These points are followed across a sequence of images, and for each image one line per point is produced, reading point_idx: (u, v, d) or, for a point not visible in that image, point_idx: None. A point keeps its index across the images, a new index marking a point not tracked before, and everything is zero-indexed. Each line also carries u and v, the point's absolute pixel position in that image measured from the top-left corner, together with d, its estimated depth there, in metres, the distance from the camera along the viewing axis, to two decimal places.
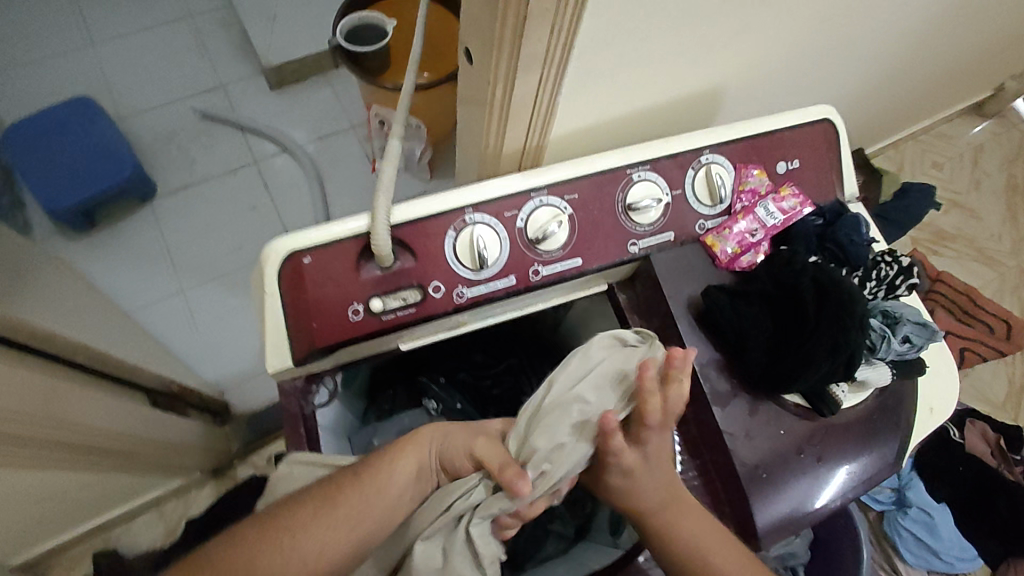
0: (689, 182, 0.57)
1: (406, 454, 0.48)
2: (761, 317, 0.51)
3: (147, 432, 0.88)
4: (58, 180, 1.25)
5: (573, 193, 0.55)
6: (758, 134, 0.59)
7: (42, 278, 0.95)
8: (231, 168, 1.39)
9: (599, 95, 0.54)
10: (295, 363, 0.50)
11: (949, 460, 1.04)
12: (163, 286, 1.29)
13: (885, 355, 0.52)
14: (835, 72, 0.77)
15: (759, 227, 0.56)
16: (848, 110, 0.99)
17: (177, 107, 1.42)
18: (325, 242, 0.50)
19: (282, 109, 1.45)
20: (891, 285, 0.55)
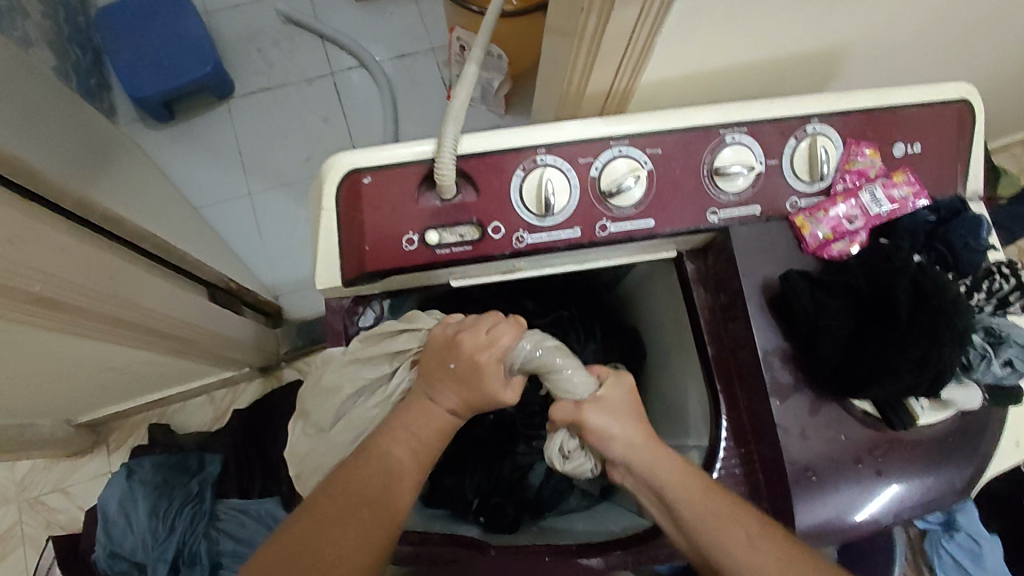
0: (788, 152, 0.51)
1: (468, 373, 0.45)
2: (844, 313, 0.46)
3: (206, 326, 0.91)
4: (142, 68, 1.27)
5: (656, 148, 0.50)
6: (879, 108, 0.52)
7: (121, 163, 0.98)
8: (307, 76, 1.38)
9: (703, 40, 0.48)
10: (343, 284, 0.50)
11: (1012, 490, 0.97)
12: (233, 186, 1.32)
13: (980, 377, 0.46)
14: (983, 47, 0.67)
15: (859, 214, 0.50)
16: (985, 93, 0.87)
17: (262, 7, 1.41)
18: (388, 164, 0.48)
19: (364, 21, 1.41)
20: (1002, 301, 0.48)
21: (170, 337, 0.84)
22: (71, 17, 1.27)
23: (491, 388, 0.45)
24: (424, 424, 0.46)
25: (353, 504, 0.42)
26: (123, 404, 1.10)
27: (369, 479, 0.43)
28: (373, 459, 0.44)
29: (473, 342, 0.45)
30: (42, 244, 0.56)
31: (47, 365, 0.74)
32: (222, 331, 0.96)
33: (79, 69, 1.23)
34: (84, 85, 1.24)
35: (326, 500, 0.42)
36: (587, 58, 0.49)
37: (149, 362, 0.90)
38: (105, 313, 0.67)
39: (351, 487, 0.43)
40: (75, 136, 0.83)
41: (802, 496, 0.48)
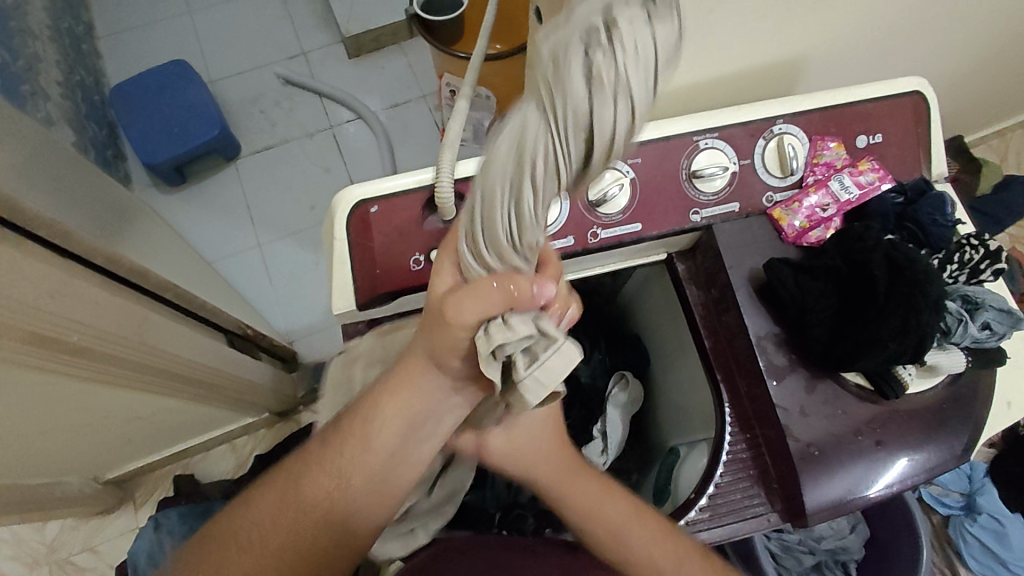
0: (759, 152, 0.55)
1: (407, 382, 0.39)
2: (826, 292, 0.49)
3: (228, 371, 0.95)
4: (154, 137, 1.34)
5: (637, 158, 0.54)
6: (838, 104, 0.56)
7: (138, 223, 1.03)
8: (308, 132, 1.46)
9: None
10: (358, 307, 0.53)
11: None
12: (244, 239, 1.38)
13: (960, 340, 0.49)
14: (934, 44, 0.72)
15: (831, 202, 0.54)
16: (948, 89, 0.92)
17: (263, 72, 1.50)
18: (392, 193, 0.53)
19: (359, 76, 1.50)
20: (974, 270, 0.51)
21: (193, 383, 0.87)
22: (88, 97, 1.36)
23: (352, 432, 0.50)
24: (374, 436, 0.40)
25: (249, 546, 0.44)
26: (148, 457, 1.13)
27: (312, 486, 0.43)
28: (320, 471, 0.43)
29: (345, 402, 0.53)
30: (79, 296, 0.61)
31: (77, 417, 0.77)
32: (242, 375, 1.00)
33: (95, 142, 1.31)
34: (101, 157, 1.32)
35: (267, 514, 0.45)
36: None
37: (174, 410, 0.93)
38: (134, 360, 0.71)
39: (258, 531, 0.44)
40: (98, 201, 0.89)
41: (809, 473, 0.50)
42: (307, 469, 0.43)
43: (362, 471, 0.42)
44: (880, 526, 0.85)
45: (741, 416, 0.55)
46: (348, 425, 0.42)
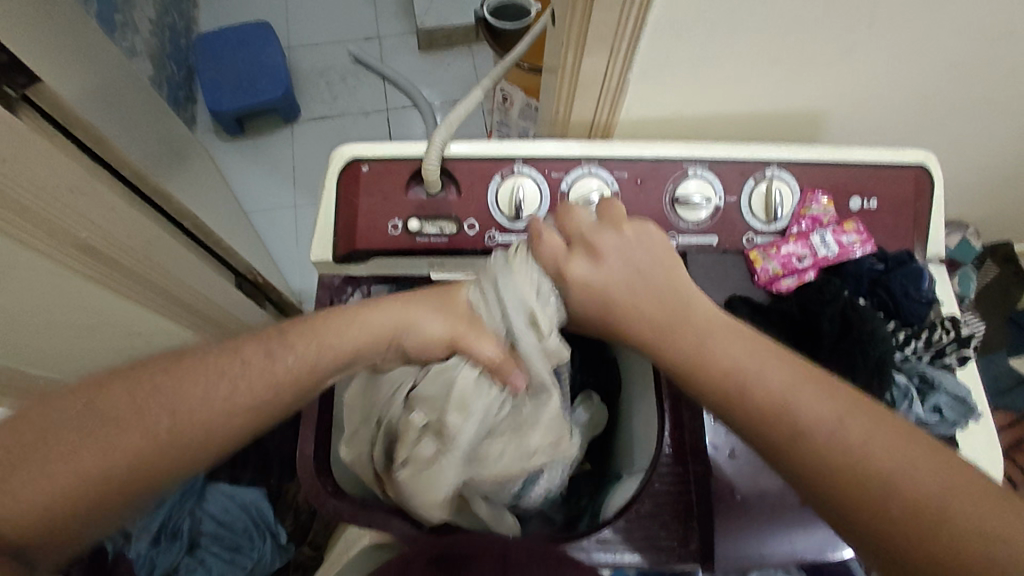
0: (747, 192, 0.56)
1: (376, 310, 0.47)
2: (776, 339, 0.49)
3: (230, 307, 0.99)
4: (223, 86, 1.44)
5: (623, 171, 0.56)
6: (837, 161, 0.56)
7: (189, 159, 1.10)
8: (365, 110, 1.53)
9: (675, 84, 0.55)
10: (333, 259, 0.56)
11: None
12: (282, 197, 1.45)
13: (904, 416, 0.48)
14: (967, 131, 0.71)
15: (809, 254, 0.54)
16: (994, 183, 0.89)
17: (337, 47, 1.59)
18: (385, 157, 0.56)
19: (423, 68, 1.57)
20: (938, 351, 0.50)
21: (197, 313, 0.91)
22: (174, 39, 1.47)
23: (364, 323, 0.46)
24: (343, 340, 0.45)
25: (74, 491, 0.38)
26: None
27: (226, 382, 0.42)
28: (243, 361, 0.43)
29: (368, 326, 0.46)
30: (97, 198, 0.66)
31: None
32: (244, 318, 1.04)
33: (170, 81, 1.41)
34: (172, 95, 1.42)
35: (174, 400, 0.41)
36: (569, 89, 0.56)
37: None
38: (140, 274, 0.75)
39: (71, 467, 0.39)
40: (154, 129, 0.97)
41: (724, 519, 0.53)
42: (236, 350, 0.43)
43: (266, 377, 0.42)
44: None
45: (678, 450, 0.56)
46: (305, 327, 0.45)
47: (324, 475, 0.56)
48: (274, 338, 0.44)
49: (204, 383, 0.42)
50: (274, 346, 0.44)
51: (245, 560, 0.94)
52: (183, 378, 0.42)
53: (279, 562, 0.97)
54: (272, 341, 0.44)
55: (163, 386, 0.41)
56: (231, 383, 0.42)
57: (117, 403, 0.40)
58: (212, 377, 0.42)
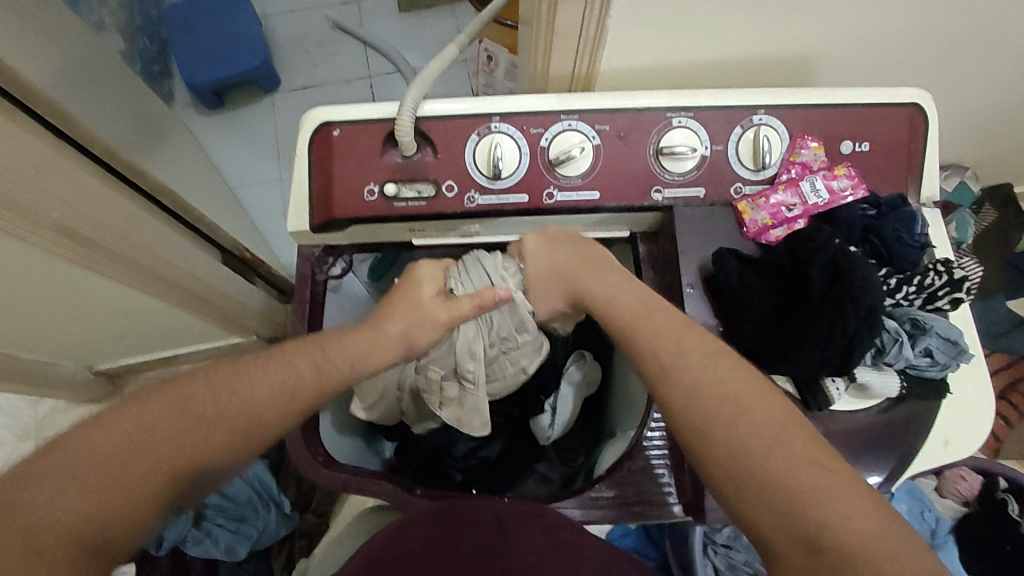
0: (734, 140, 0.54)
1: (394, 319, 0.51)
2: (765, 290, 0.48)
3: (219, 285, 0.98)
4: (198, 59, 1.39)
5: (605, 125, 0.54)
6: (827, 104, 0.54)
7: (168, 135, 1.08)
8: (347, 78, 1.48)
9: (657, 31, 0.52)
10: (310, 229, 0.55)
11: (997, 534, 0.92)
12: (267, 171, 1.42)
13: (894, 361, 0.47)
14: (965, 69, 0.68)
15: (798, 203, 0.53)
16: (992, 125, 0.87)
17: (315, 13, 1.53)
18: (357, 120, 0.54)
19: (405, 31, 1.51)
20: (931, 295, 0.49)
21: (185, 292, 0.89)
22: (145, 10, 1.42)
23: (385, 332, 0.50)
24: (371, 349, 0.48)
25: (69, 531, 0.33)
26: (138, 357, 1.18)
27: (279, 382, 0.43)
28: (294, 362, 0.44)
29: (374, 337, 0.49)
30: (66, 177, 0.64)
31: (65, 301, 0.80)
32: (234, 295, 1.03)
33: (143, 54, 1.37)
34: (147, 70, 1.38)
35: (233, 398, 0.41)
36: (546, 40, 0.53)
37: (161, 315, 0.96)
38: (121, 254, 0.74)
39: (58, 512, 0.33)
40: (128, 105, 0.94)
41: None
42: (282, 354, 0.45)
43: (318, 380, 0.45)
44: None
45: None
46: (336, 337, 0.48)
47: (314, 445, 0.56)
48: (317, 347, 0.46)
49: (259, 380, 0.43)
50: (313, 351, 0.46)
51: (250, 530, 0.95)
52: (239, 379, 0.42)
53: (285, 530, 1.00)
54: (312, 347, 0.46)
55: (218, 383, 0.41)
56: (286, 382, 0.43)
57: (173, 398, 0.39)
58: (265, 376, 0.43)
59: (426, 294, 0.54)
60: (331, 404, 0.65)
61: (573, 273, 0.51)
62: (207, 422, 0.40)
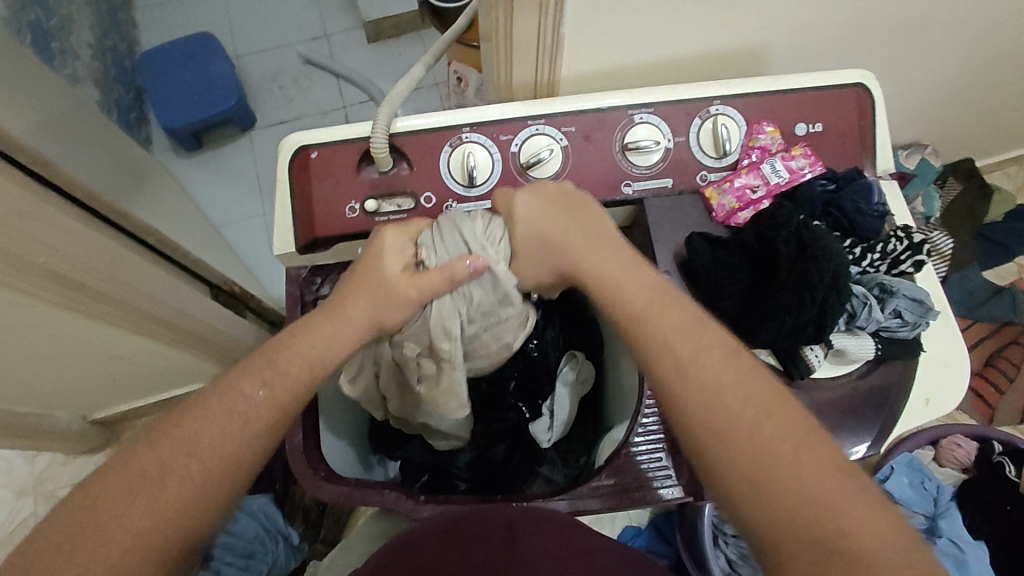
0: (694, 131, 0.56)
1: (352, 298, 0.47)
2: (737, 269, 0.51)
3: (209, 320, 0.98)
4: (174, 103, 1.42)
5: (571, 126, 0.56)
6: (778, 91, 0.57)
7: (150, 179, 1.09)
8: (321, 110, 1.51)
9: (610, 36, 0.55)
10: (296, 250, 0.56)
11: (997, 496, 0.94)
12: (250, 207, 1.44)
13: (866, 324, 0.49)
14: (908, 49, 0.72)
15: (761, 184, 0.55)
16: (945, 101, 0.90)
17: (286, 50, 1.57)
18: (333, 142, 0.56)
19: (375, 61, 1.55)
20: (894, 260, 0.52)
21: (173, 327, 0.90)
22: (119, 62, 1.45)
23: (340, 326, 0.46)
24: (322, 348, 0.45)
25: None
26: (134, 402, 1.17)
27: (236, 410, 0.41)
28: (244, 386, 0.42)
29: (335, 327, 0.46)
30: (52, 223, 0.65)
31: (56, 347, 0.80)
32: (226, 329, 1.04)
33: (120, 104, 1.39)
34: (124, 119, 1.41)
35: (191, 440, 0.39)
36: (506, 51, 0.56)
37: (153, 355, 0.96)
38: (108, 294, 0.75)
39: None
40: (107, 151, 0.96)
41: None
42: (234, 377, 0.42)
43: (275, 398, 0.42)
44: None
45: None
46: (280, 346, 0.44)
47: (316, 461, 0.58)
48: (263, 364, 0.43)
49: (219, 414, 0.40)
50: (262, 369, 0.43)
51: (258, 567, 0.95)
52: (194, 419, 0.40)
53: (295, 562, 0.99)
54: (260, 362, 0.43)
55: (181, 425, 0.40)
56: (241, 409, 0.41)
57: (139, 460, 0.38)
58: (219, 407, 0.40)
59: (391, 269, 0.49)
60: (326, 418, 0.65)
61: (557, 226, 0.50)
62: (175, 472, 0.38)
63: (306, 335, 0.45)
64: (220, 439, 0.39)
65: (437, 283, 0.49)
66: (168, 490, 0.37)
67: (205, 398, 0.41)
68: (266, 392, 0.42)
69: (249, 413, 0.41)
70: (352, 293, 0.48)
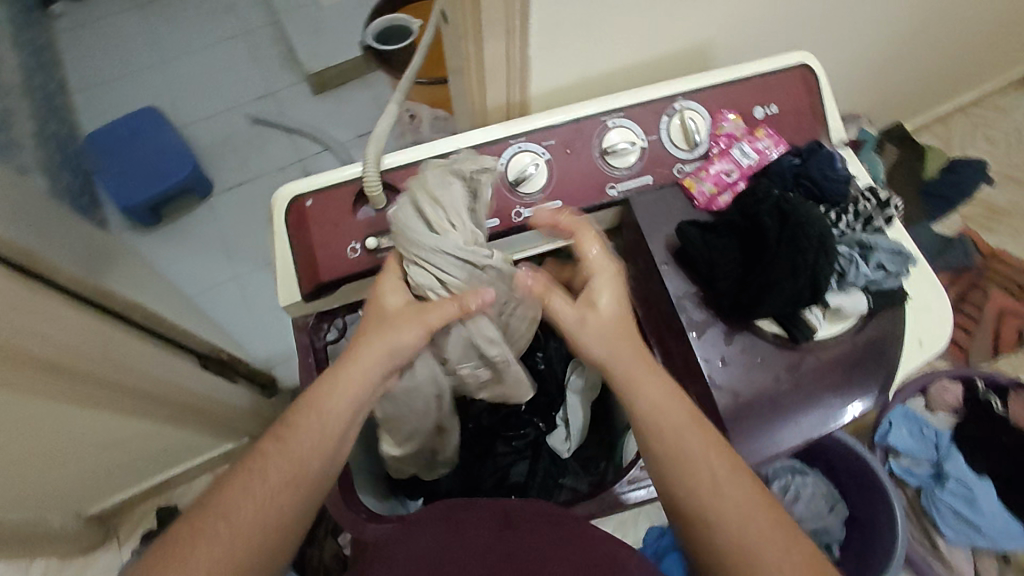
0: (664, 128, 0.60)
1: (369, 333, 0.51)
2: (729, 247, 0.54)
3: (203, 389, 0.96)
4: (128, 180, 1.40)
5: (550, 140, 0.59)
6: (732, 81, 0.62)
7: (119, 258, 1.07)
8: (278, 166, 1.51)
9: (573, 51, 0.58)
10: (303, 298, 0.57)
11: (990, 429, 0.99)
12: (220, 272, 1.41)
13: (856, 280, 0.53)
14: (836, 28, 0.78)
15: (734, 167, 0.59)
16: (872, 72, 0.97)
17: (233, 113, 1.57)
18: (325, 188, 0.57)
19: (325, 111, 1.57)
20: (868, 219, 0.56)
21: (166, 402, 0.89)
22: (65, 147, 1.42)
23: (354, 369, 0.50)
24: (337, 395, 0.49)
25: None
26: (128, 491, 1.12)
27: (268, 474, 0.47)
28: (273, 454, 0.48)
29: (349, 373, 0.50)
30: (39, 311, 0.63)
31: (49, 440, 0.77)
32: (219, 397, 1.01)
33: (71, 189, 1.36)
34: (77, 203, 1.38)
35: (231, 505, 0.46)
36: (478, 75, 0.59)
37: (149, 433, 0.93)
38: (101, 375, 0.73)
39: None
40: (75, 235, 0.94)
41: (741, 430, 0.53)
42: (264, 449, 0.49)
43: (299, 460, 0.48)
44: (860, 505, 0.97)
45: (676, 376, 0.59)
46: (298, 414, 0.50)
47: (355, 503, 0.58)
48: (285, 427, 0.49)
49: (251, 480, 0.47)
50: (285, 437, 0.49)
51: None
52: (233, 488, 0.47)
53: None
54: (281, 431, 0.49)
55: (224, 495, 0.47)
56: (273, 473, 0.47)
57: (190, 525, 0.45)
58: (253, 476, 0.47)
59: (392, 304, 0.52)
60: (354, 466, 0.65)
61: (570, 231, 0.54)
62: (222, 538, 0.45)
63: (318, 387, 0.50)
64: (259, 502, 0.46)
65: (449, 312, 0.50)
66: (218, 550, 0.44)
67: (240, 470, 0.48)
68: (294, 451, 0.48)
69: (280, 477, 0.47)
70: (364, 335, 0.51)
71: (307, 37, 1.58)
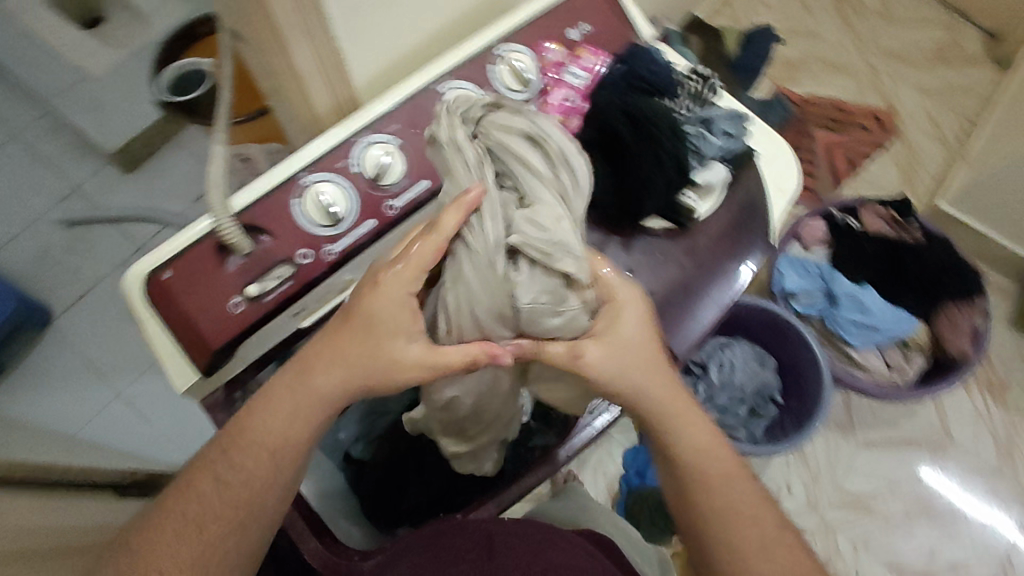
0: (496, 77, 0.61)
1: (295, 389, 0.49)
2: (597, 163, 0.55)
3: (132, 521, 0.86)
4: None
5: (394, 124, 0.58)
6: (541, 14, 0.63)
7: None
8: (117, 262, 1.36)
9: (381, 30, 0.57)
10: (203, 374, 0.53)
11: (854, 242, 1.14)
12: (98, 396, 1.26)
13: (711, 153, 0.58)
14: None
15: (572, 91, 0.61)
16: None
17: (40, 224, 1.38)
18: (180, 253, 0.53)
19: (145, 187, 1.42)
20: (699, 96, 0.62)
21: None
22: None
23: (287, 417, 0.49)
24: (267, 444, 0.50)
25: None
26: None
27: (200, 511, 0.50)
28: (201, 492, 0.51)
29: (277, 423, 0.49)
30: None
31: None
32: None
33: None
34: None
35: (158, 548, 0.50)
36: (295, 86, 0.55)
37: None
38: None
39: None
40: None
41: (667, 324, 0.57)
42: (193, 486, 0.51)
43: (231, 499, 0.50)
44: (782, 353, 1.07)
45: None
46: (225, 447, 0.51)
47: (344, 550, 0.63)
48: (214, 466, 0.51)
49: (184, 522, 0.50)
50: (214, 472, 0.51)
51: None
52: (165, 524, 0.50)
53: None
54: (209, 471, 0.51)
55: (160, 533, 0.50)
56: (204, 510, 0.50)
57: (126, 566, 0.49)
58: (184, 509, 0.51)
59: (392, 350, 0.48)
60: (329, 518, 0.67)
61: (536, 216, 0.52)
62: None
63: (240, 433, 0.50)
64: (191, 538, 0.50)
65: (455, 361, 0.48)
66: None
67: (170, 509, 0.51)
68: (228, 492, 0.50)
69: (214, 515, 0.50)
70: (287, 384, 0.50)
71: (91, 117, 1.42)
